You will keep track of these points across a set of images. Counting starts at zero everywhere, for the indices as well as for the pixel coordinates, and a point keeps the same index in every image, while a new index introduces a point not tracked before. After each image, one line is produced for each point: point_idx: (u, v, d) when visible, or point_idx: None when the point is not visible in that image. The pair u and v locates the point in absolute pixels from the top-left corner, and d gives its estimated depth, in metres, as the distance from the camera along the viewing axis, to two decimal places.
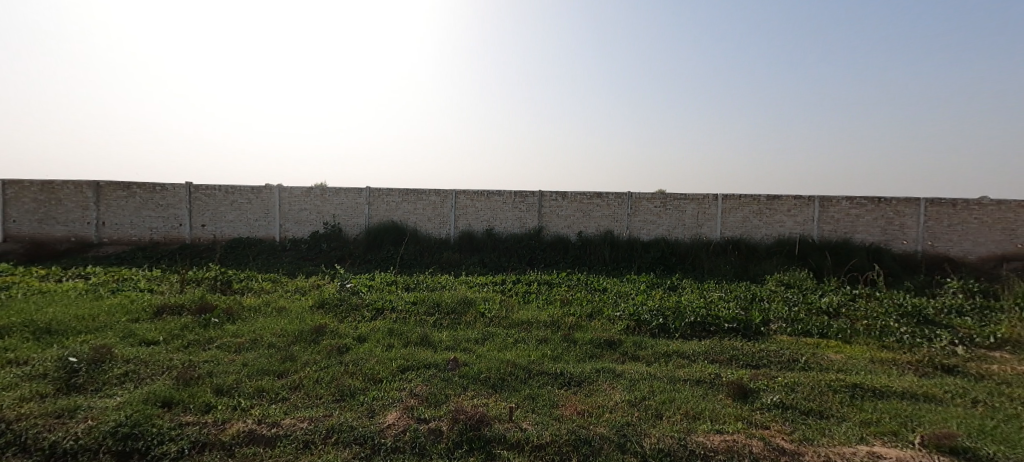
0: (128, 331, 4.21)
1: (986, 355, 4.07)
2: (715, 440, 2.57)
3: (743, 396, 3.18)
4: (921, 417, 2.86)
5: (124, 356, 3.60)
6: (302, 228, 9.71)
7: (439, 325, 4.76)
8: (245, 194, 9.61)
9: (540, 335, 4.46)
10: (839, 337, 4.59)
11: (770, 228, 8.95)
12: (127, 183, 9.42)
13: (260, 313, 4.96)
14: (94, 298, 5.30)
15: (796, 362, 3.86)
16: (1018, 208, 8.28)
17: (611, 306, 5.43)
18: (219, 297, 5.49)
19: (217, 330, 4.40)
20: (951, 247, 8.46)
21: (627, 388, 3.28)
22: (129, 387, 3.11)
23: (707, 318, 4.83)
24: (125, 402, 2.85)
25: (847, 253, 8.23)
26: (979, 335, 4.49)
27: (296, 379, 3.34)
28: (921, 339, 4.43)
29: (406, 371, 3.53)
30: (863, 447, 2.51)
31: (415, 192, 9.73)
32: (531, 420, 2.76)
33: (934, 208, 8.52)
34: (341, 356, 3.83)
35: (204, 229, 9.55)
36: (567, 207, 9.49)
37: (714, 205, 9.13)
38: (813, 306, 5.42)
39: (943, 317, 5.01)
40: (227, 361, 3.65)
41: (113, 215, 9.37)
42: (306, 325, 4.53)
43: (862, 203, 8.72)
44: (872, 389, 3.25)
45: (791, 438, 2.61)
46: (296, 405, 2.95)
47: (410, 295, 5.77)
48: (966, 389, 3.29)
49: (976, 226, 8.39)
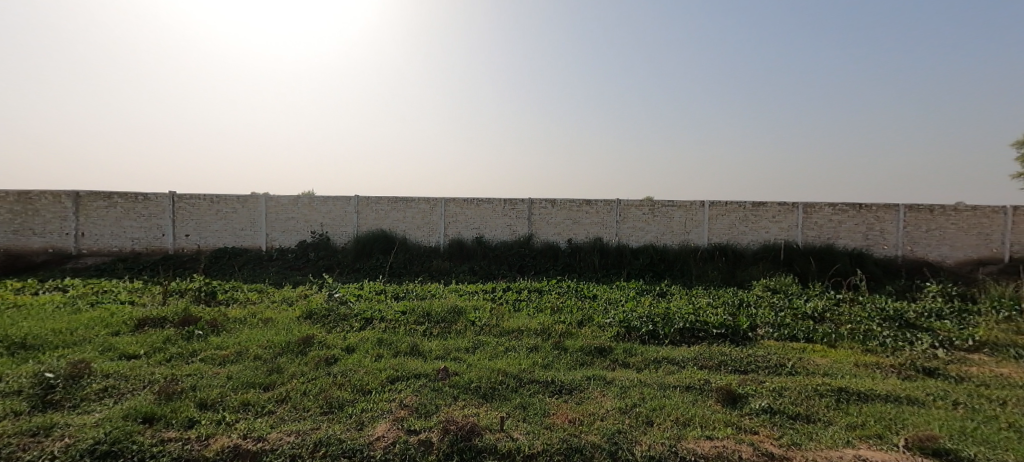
0: (107, 345, 4.09)
1: (965, 358, 4.16)
2: (704, 446, 2.59)
3: (731, 402, 3.20)
4: (905, 419, 2.92)
5: (103, 370, 3.50)
6: (289, 237, 9.59)
7: (430, 334, 4.72)
8: (231, 203, 9.49)
9: (531, 343, 4.44)
10: (824, 342, 4.66)
11: (756, 234, 9.09)
12: (108, 192, 9.22)
13: (245, 325, 4.86)
14: (71, 311, 5.14)
15: (783, 366, 3.91)
16: (991, 213, 8.57)
17: (601, 313, 5.44)
18: (202, 308, 5.37)
19: (201, 342, 4.30)
20: (930, 251, 8.67)
21: (617, 395, 3.29)
22: (109, 403, 3.02)
23: (695, 324, 4.88)
24: (105, 418, 2.76)
25: (830, 258, 8.41)
26: (958, 338, 4.59)
27: (282, 391, 3.28)
28: (903, 342, 4.54)
29: (395, 382, 3.49)
30: (849, 451, 2.55)
31: (404, 200, 9.68)
32: (522, 429, 2.75)
33: (913, 214, 8.74)
34: (329, 368, 3.77)
35: (187, 240, 9.36)
36: (556, 214, 9.53)
37: (701, 211, 9.24)
38: (799, 311, 5.50)
39: (924, 320, 5.12)
40: (210, 374, 3.57)
41: (93, 226, 9.15)
42: (294, 336, 4.45)
43: (844, 208, 8.92)
44: (857, 392, 3.30)
45: (779, 443, 2.64)
46: (282, 419, 2.89)
47: (399, 304, 5.70)
48: (947, 392, 3.36)
49: (953, 231, 8.63)
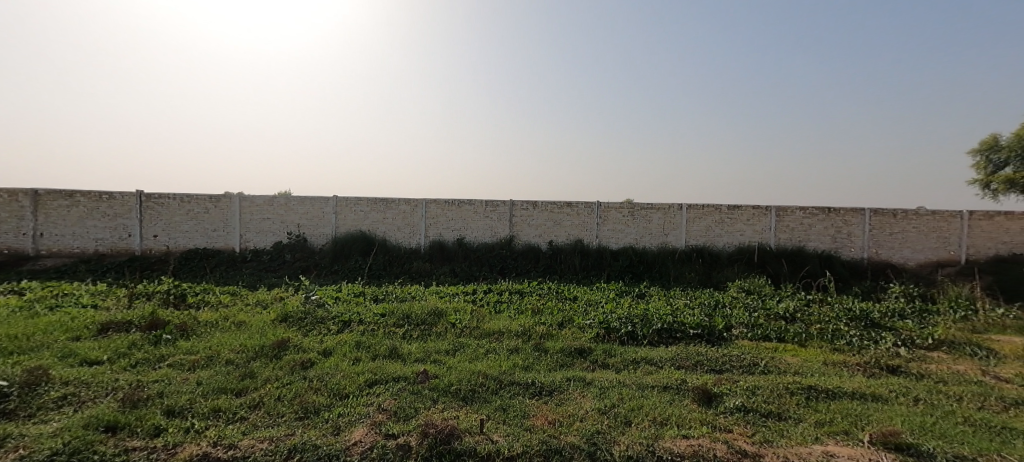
0: (67, 350, 3.90)
1: (926, 356, 4.36)
2: (681, 445, 2.63)
3: (707, 401, 3.27)
4: (870, 416, 3.03)
5: (62, 377, 3.34)
6: (264, 238, 9.35)
7: (409, 337, 4.67)
8: (203, 203, 9.19)
9: (511, 345, 4.44)
10: (796, 341, 4.81)
11: (731, 236, 9.31)
12: (70, 190, 8.82)
13: (216, 329, 4.71)
14: (28, 315, 4.89)
15: (756, 366, 4.01)
16: (950, 217, 8.99)
17: (581, 315, 5.48)
18: (171, 311, 5.17)
19: (170, 347, 4.15)
20: (894, 253, 9.05)
21: (597, 396, 3.31)
22: (69, 412, 2.88)
23: (673, 325, 4.96)
24: (63, 428, 2.63)
25: (801, 260, 8.69)
26: (919, 337, 4.79)
27: (255, 397, 3.18)
28: (868, 341, 4.72)
29: (373, 385, 3.43)
30: (818, 447, 2.63)
31: (384, 201, 9.56)
32: (502, 431, 2.74)
33: (878, 217, 9.11)
34: (305, 372, 3.68)
35: (156, 241, 9.03)
36: (537, 216, 9.56)
37: (679, 214, 9.42)
38: (771, 311, 5.65)
39: (888, 320, 5.33)
40: (178, 380, 3.44)
41: (53, 226, 8.73)
42: (268, 340, 4.33)
43: (815, 212, 9.23)
44: (825, 390, 3.41)
45: (752, 440, 2.71)
46: (255, 425, 2.81)
47: (378, 306, 5.62)
48: (909, 388, 3.51)
49: (915, 234, 9.03)
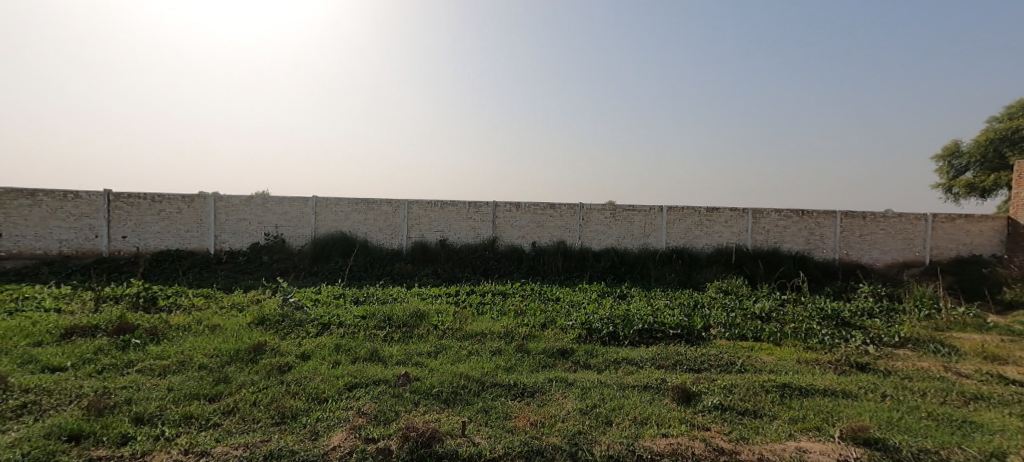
0: (27, 356, 3.72)
1: (892, 353, 4.53)
2: (660, 444, 2.67)
3: (686, 400, 3.33)
4: (841, 412, 3.13)
5: (21, 385, 3.18)
6: (241, 239, 9.11)
7: (390, 339, 4.61)
8: (176, 203, 8.91)
9: (494, 346, 4.43)
10: (771, 340, 4.94)
11: (711, 238, 9.51)
12: (32, 189, 8.42)
13: (189, 333, 4.56)
14: None
15: (733, 364, 4.10)
16: (915, 219, 9.38)
17: (563, 316, 5.51)
18: (141, 315, 4.98)
19: (139, 352, 4.00)
20: (864, 254, 9.39)
21: (578, 396, 3.33)
22: (28, 421, 2.74)
23: (653, 325, 5.03)
24: (22, 438, 2.51)
25: (777, 261, 8.94)
26: (887, 335, 4.97)
27: (229, 402, 3.09)
28: (839, 339, 4.88)
29: (352, 389, 3.37)
30: (792, 443, 2.70)
31: (366, 202, 9.44)
32: (484, 433, 2.73)
33: (850, 219, 9.43)
34: (282, 376, 3.60)
35: (125, 242, 8.71)
36: (521, 217, 9.58)
37: (659, 216, 9.57)
38: (748, 311, 5.79)
39: (858, 319, 5.53)
40: (148, 386, 3.32)
41: (14, 226, 8.32)
42: (243, 344, 4.22)
43: (790, 214, 9.49)
44: (799, 388, 3.51)
45: (729, 438, 2.76)
46: (228, 431, 2.73)
47: (359, 309, 5.53)
48: (877, 384, 3.65)
49: (883, 236, 9.39)
